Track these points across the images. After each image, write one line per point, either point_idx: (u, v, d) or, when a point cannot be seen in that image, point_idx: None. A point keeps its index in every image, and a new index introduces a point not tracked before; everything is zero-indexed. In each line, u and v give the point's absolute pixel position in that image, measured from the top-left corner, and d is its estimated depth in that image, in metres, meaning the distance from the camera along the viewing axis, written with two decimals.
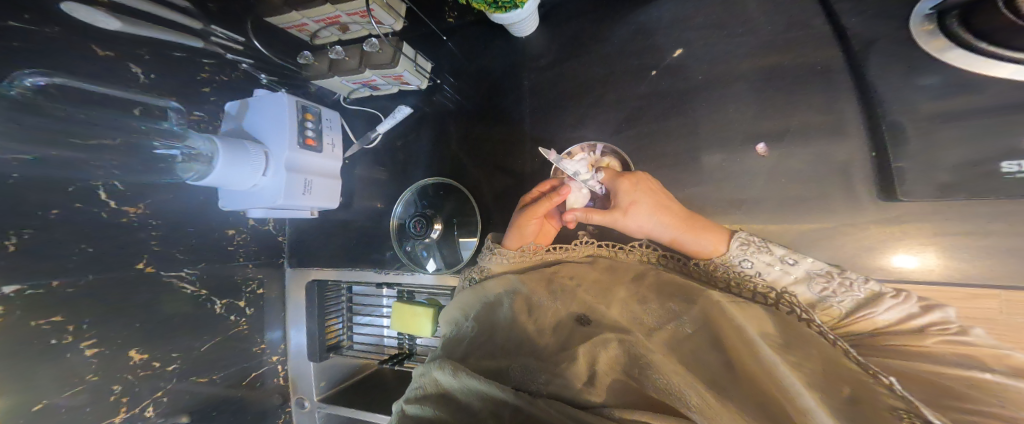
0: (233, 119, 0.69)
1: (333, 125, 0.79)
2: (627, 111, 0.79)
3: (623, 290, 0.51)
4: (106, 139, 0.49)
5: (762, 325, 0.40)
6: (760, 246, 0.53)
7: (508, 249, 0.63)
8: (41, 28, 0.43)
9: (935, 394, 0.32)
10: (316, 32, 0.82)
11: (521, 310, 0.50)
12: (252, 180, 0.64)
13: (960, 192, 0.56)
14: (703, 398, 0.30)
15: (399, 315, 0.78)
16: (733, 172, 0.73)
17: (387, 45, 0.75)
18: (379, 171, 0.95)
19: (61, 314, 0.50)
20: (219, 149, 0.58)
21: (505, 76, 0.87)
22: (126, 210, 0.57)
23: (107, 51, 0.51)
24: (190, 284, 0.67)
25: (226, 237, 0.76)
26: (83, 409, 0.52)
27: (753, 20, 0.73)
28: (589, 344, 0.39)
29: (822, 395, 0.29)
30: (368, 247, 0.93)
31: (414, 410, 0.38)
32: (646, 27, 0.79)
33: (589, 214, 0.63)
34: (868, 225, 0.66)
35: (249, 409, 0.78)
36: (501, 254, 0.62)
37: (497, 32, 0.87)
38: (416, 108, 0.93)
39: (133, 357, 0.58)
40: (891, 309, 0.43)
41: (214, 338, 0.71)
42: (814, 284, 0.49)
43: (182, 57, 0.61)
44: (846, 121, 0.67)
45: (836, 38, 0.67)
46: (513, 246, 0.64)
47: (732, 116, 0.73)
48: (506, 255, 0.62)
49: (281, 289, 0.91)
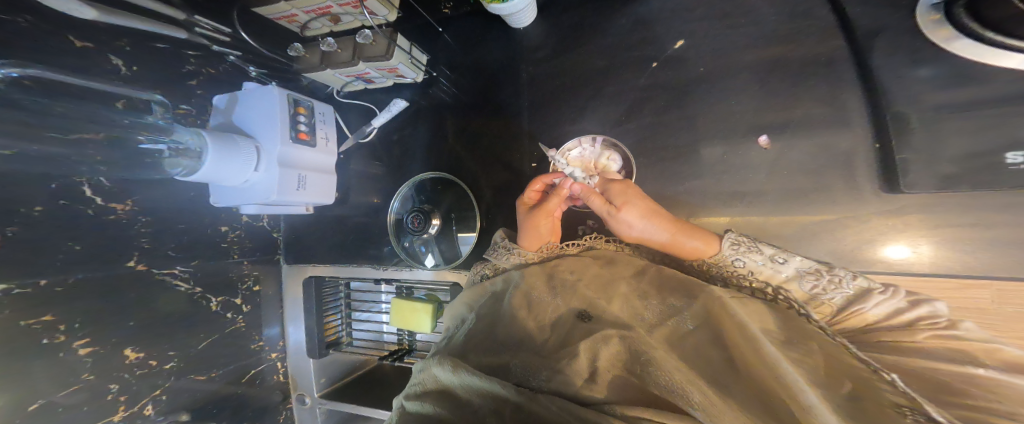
0: (222, 112, 0.67)
1: (326, 119, 0.77)
2: (627, 103, 0.78)
3: (624, 285, 0.50)
4: (89, 134, 0.48)
5: (764, 322, 0.39)
6: (750, 247, 0.52)
7: (527, 250, 0.62)
8: (12, 18, 0.41)
9: (934, 389, 0.32)
10: (306, 24, 0.80)
11: (521, 305, 0.49)
12: (243, 176, 0.63)
13: (962, 183, 0.56)
14: (705, 395, 0.29)
15: (398, 311, 0.77)
16: (735, 165, 0.72)
17: (382, 36, 0.72)
18: (375, 165, 0.94)
19: (51, 314, 0.49)
20: (208, 143, 0.57)
21: (503, 69, 0.85)
22: (113, 208, 0.56)
23: (84, 42, 0.49)
24: (184, 282, 0.66)
25: (219, 233, 0.75)
26: (80, 408, 0.52)
27: (756, 10, 0.71)
28: (590, 340, 0.38)
29: (826, 394, 0.29)
30: (366, 242, 0.92)
31: (415, 407, 0.38)
32: (646, 18, 0.77)
33: (590, 195, 0.63)
34: (869, 217, 0.66)
35: (249, 407, 0.77)
36: (520, 254, 0.62)
37: (494, 22, 0.85)
38: (411, 102, 0.91)
39: (129, 356, 0.57)
40: (879, 304, 0.43)
41: (212, 336, 0.71)
42: (805, 281, 0.48)
43: (166, 48, 0.60)
44: (848, 113, 0.66)
45: (840, 28, 0.66)
46: (532, 246, 0.64)
47: (734, 108, 0.72)
48: (524, 255, 0.61)
49: (279, 286, 0.90)
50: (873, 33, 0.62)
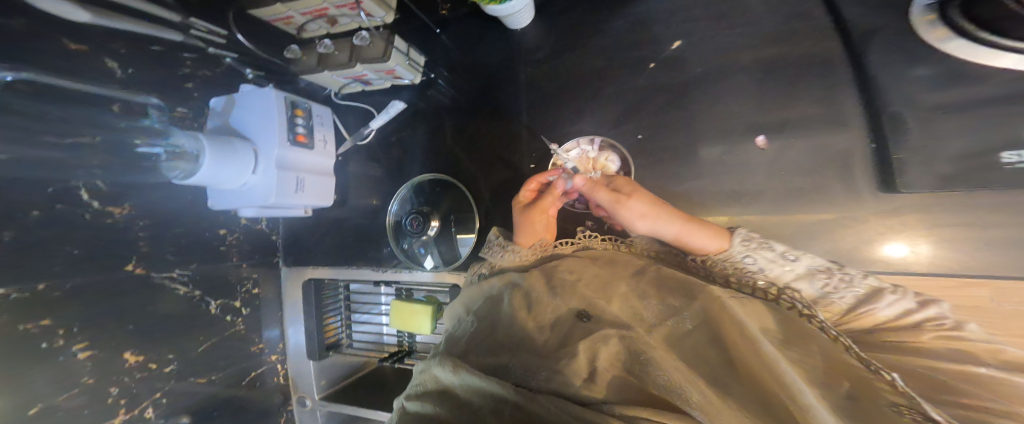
0: (219, 115, 0.67)
1: (324, 121, 0.77)
2: (626, 104, 0.78)
3: (624, 285, 0.50)
4: (84, 137, 0.48)
5: (763, 321, 0.39)
6: (761, 243, 0.53)
7: (521, 246, 0.63)
8: (8, 21, 0.40)
9: (930, 387, 0.32)
10: (303, 26, 0.80)
11: (520, 306, 0.49)
12: (241, 178, 0.63)
13: (959, 183, 0.55)
14: (704, 395, 0.29)
15: (398, 312, 0.77)
16: (733, 165, 0.72)
17: (379, 39, 0.73)
18: (374, 167, 0.94)
19: (49, 318, 0.48)
20: (205, 147, 0.57)
21: (501, 70, 0.85)
22: (111, 211, 0.56)
23: (79, 45, 0.49)
24: (182, 285, 0.66)
25: (218, 236, 0.75)
26: (80, 412, 0.52)
27: (753, 10, 0.71)
28: (589, 340, 0.38)
29: (825, 394, 0.29)
30: (365, 244, 0.92)
31: (415, 408, 0.38)
32: (644, 19, 0.77)
33: (596, 188, 0.63)
34: (867, 216, 0.66)
35: (249, 409, 0.77)
36: (515, 251, 0.62)
37: (492, 23, 0.85)
38: (410, 103, 0.91)
39: (129, 360, 0.57)
40: (891, 304, 0.43)
41: (212, 339, 0.71)
42: (816, 280, 0.48)
43: (162, 51, 0.60)
44: (845, 113, 0.66)
45: (837, 29, 0.66)
46: (526, 243, 0.65)
47: (732, 108, 0.72)
48: (519, 252, 0.62)
49: (278, 289, 0.90)
50: (870, 34, 0.62)
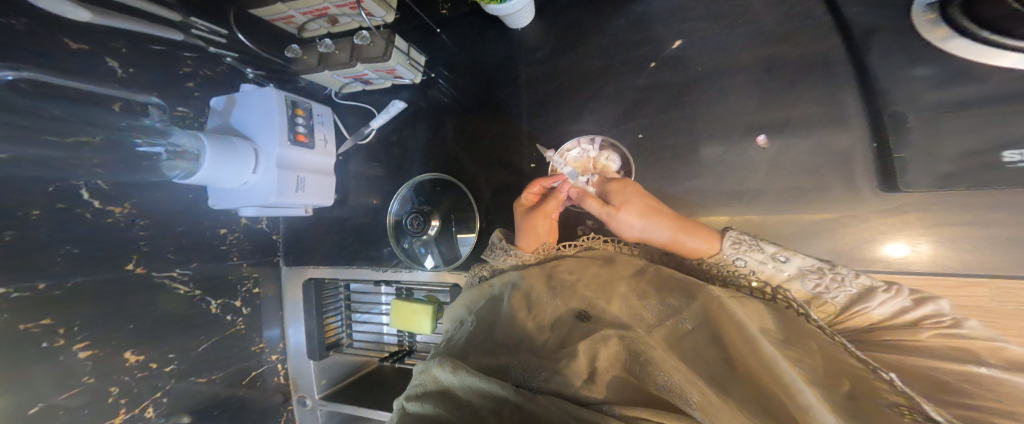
0: (220, 114, 0.67)
1: (324, 120, 0.77)
2: (626, 104, 0.78)
3: (624, 285, 0.50)
4: (86, 136, 0.48)
5: (763, 320, 0.39)
6: (751, 245, 0.52)
7: (524, 251, 0.62)
8: (7, 20, 0.41)
9: (931, 387, 0.32)
10: (304, 25, 0.80)
11: (520, 306, 0.49)
12: (241, 178, 0.63)
13: (962, 182, 0.56)
14: (704, 394, 0.29)
15: (398, 312, 0.77)
16: (733, 164, 0.72)
17: (380, 38, 0.72)
18: (374, 166, 0.94)
19: (50, 317, 0.48)
20: (207, 146, 0.57)
21: (501, 70, 0.85)
22: (111, 210, 0.56)
23: (81, 44, 0.49)
24: (183, 284, 0.66)
25: (218, 235, 0.75)
26: (80, 411, 0.52)
27: (754, 9, 0.71)
28: (590, 340, 0.38)
29: (825, 393, 0.29)
30: (365, 244, 0.92)
31: (415, 409, 0.38)
32: (644, 18, 0.77)
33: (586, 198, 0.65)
34: (868, 216, 0.66)
35: (250, 409, 0.77)
36: (517, 255, 0.61)
37: (492, 23, 0.85)
38: (410, 103, 0.91)
39: (129, 359, 0.57)
40: (883, 304, 0.43)
41: (212, 338, 0.71)
42: (808, 280, 0.48)
43: (163, 50, 0.60)
44: (847, 112, 0.66)
45: (837, 29, 0.66)
46: (529, 247, 0.64)
47: (732, 108, 0.72)
48: (521, 257, 0.61)
49: (278, 288, 0.90)
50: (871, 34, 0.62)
